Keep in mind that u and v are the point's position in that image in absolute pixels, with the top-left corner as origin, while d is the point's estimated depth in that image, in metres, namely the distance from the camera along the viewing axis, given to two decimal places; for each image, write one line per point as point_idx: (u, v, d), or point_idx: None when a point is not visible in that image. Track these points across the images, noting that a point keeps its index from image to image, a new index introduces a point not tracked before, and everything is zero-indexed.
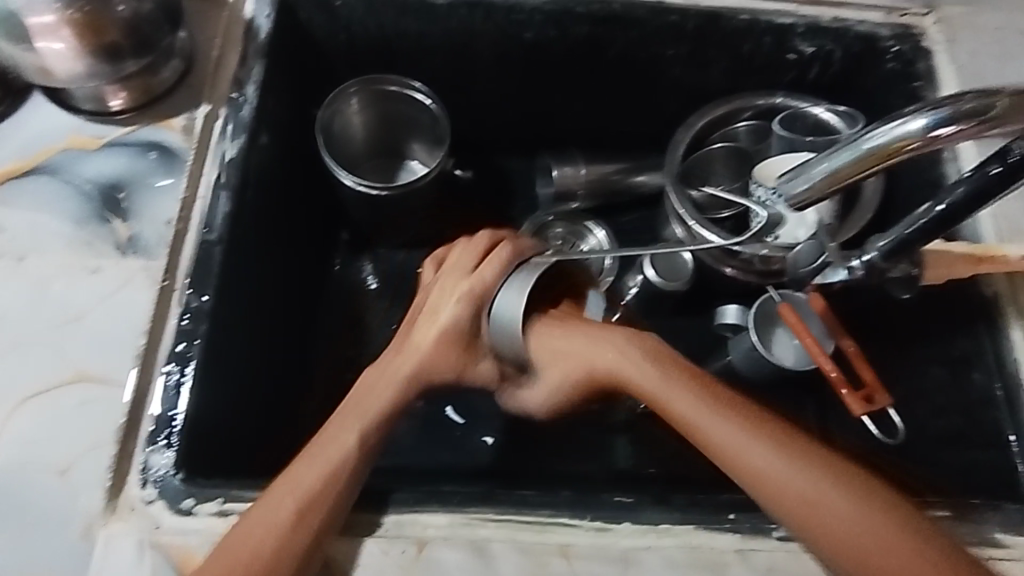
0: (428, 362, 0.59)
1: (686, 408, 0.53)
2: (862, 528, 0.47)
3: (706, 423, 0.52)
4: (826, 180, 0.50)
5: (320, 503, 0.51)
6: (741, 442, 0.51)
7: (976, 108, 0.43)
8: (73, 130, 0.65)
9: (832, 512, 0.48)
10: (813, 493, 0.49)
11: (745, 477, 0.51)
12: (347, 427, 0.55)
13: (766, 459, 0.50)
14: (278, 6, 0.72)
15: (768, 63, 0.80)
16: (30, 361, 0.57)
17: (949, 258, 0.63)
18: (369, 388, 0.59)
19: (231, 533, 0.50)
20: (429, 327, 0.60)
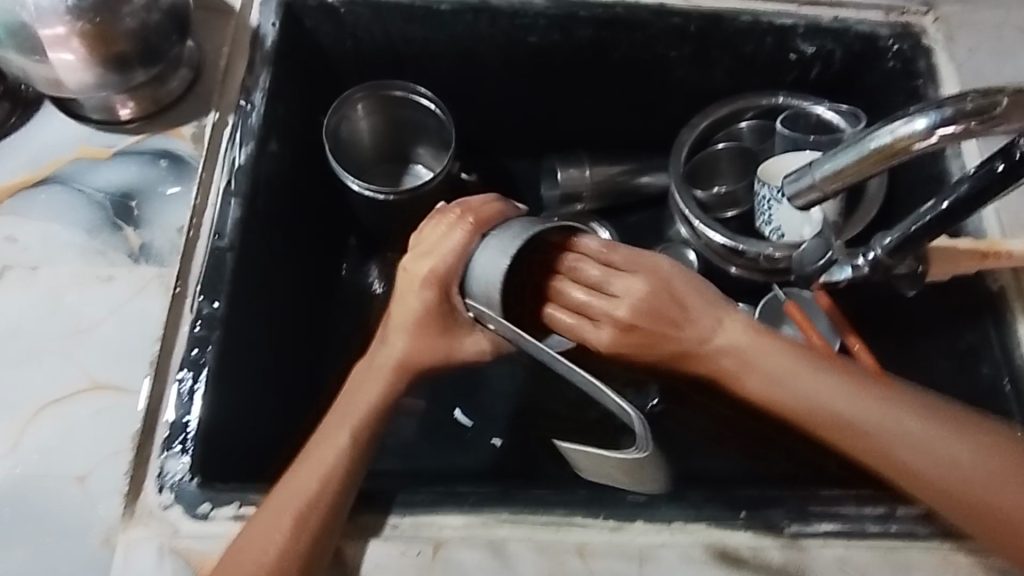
0: (415, 349, 0.61)
1: (707, 328, 0.60)
2: (896, 424, 0.53)
3: (733, 342, 0.59)
4: (829, 180, 0.49)
5: (316, 509, 0.51)
6: (767, 362, 0.58)
7: (979, 107, 0.43)
8: (83, 140, 0.65)
9: (854, 408, 0.54)
10: (841, 399, 0.55)
11: (775, 390, 0.57)
12: (336, 431, 0.56)
13: (790, 371, 0.57)
14: (284, 13, 0.72)
15: (770, 63, 0.80)
16: (46, 369, 0.57)
17: (950, 253, 0.64)
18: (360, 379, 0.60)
19: (236, 544, 0.50)
20: (403, 307, 0.62)
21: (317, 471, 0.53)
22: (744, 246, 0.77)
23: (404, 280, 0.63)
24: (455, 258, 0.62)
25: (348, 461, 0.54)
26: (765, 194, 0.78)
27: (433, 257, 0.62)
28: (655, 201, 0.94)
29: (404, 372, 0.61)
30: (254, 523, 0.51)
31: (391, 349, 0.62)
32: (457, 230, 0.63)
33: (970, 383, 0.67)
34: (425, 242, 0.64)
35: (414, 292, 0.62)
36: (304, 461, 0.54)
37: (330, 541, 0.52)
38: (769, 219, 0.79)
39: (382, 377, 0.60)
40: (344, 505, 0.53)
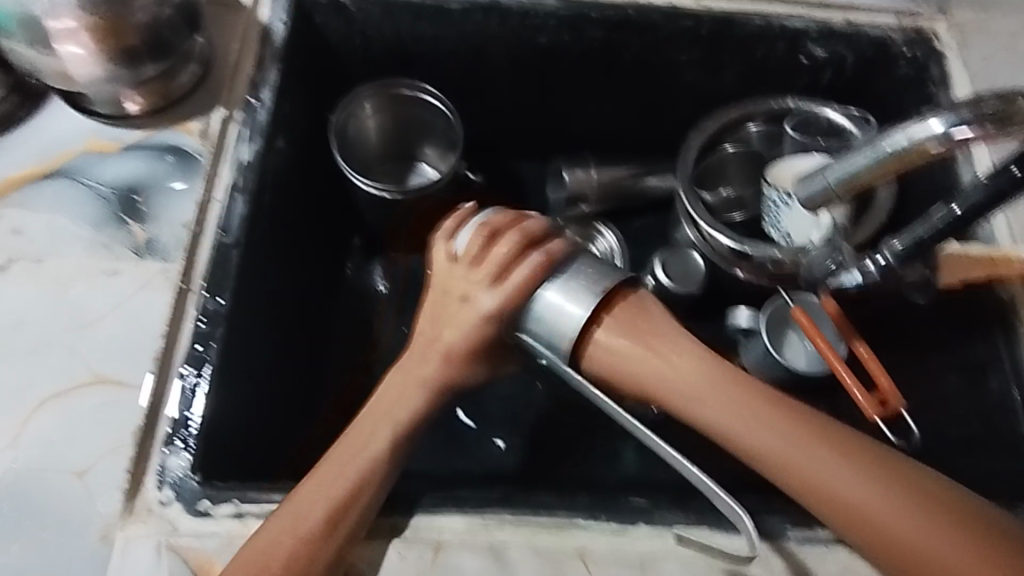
0: (453, 373, 0.58)
1: (697, 396, 0.52)
2: (979, 572, 0.42)
3: (713, 406, 0.51)
4: (843, 184, 0.49)
5: (349, 510, 0.51)
6: (763, 427, 0.49)
7: (997, 111, 0.42)
8: (90, 133, 0.65)
9: (873, 502, 0.46)
10: (846, 485, 0.46)
11: (764, 459, 0.49)
12: (378, 433, 0.55)
13: (776, 440, 0.49)
14: (294, 10, 0.72)
15: (781, 68, 0.80)
16: (48, 363, 0.57)
17: (961, 260, 0.65)
18: (391, 392, 0.57)
19: (258, 539, 0.49)
20: (455, 330, 0.58)
21: (342, 475, 0.52)
22: (752, 251, 0.76)
23: (465, 306, 0.58)
24: (525, 293, 0.56)
25: (379, 468, 0.53)
26: (774, 197, 0.76)
27: (495, 289, 0.57)
28: (662, 205, 0.93)
29: (440, 389, 0.58)
30: (273, 519, 0.50)
31: (427, 362, 0.58)
32: (528, 266, 0.57)
33: (979, 394, 0.66)
34: (492, 266, 0.58)
35: (473, 320, 0.58)
36: (329, 461, 0.53)
37: (356, 537, 0.51)
38: (778, 224, 0.77)
39: (416, 392, 0.57)
40: (376, 502, 0.52)
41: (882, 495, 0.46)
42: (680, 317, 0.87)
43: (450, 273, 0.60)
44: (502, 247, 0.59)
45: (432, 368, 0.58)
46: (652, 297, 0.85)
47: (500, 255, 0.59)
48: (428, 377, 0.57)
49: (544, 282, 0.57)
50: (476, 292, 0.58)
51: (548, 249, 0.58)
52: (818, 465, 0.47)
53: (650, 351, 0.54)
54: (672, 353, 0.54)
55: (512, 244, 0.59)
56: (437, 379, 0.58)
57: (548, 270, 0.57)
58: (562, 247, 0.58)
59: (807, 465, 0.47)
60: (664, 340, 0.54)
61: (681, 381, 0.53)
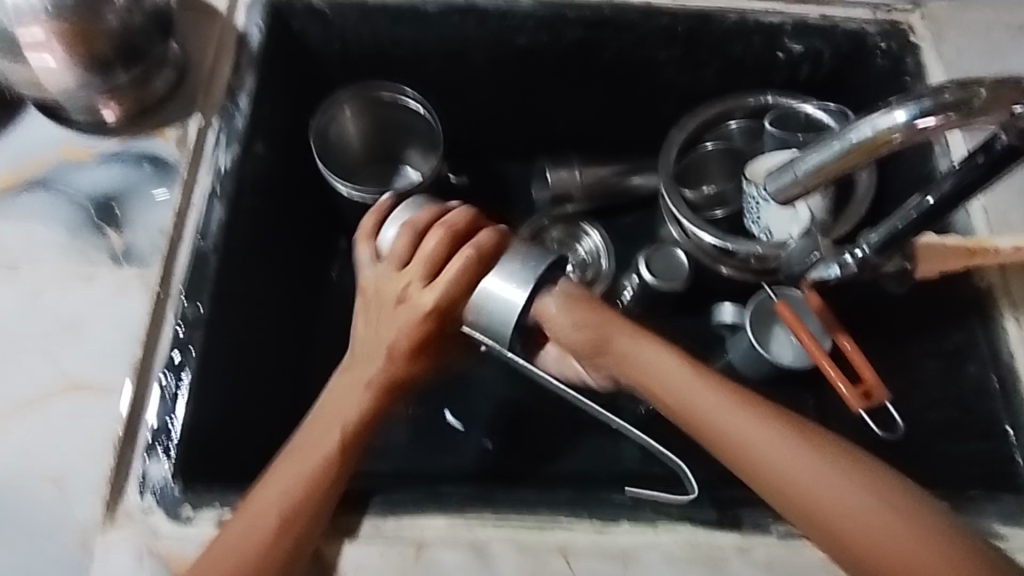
0: (397, 367, 0.60)
1: (712, 415, 0.54)
2: (857, 515, 0.49)
3: (728, 424, 0.54)
4: (812, 174, 0.49)
5: (300, 512, 0.51)
6: (776, 449, 0.52)
7: (957, 99, 0.43)
8: (67, 142, 0.65)
9: (874, 524, 0.49)
10: (852, 507, 0.50)
11: (773, 481, 0.52)
12: (328, 432, 0.56)
13: (787, 462, 0.51)
14: (271, 16, 0.73)
15: (758, 63, 0.80)
16: (27, 371, 0.57)
17: (936, 251, 0.63)
18: (342, 394, 0.59)
19: (216, 544, 0.50)
20: (394, 327, 0.60)
21: (298, 475, 0.53)
22: (733, 246, 0.76)
23: (404, 304, 0.60)
24: (460, 285, 0.59)
25: (333, 465, 0.54)
26: (753, 194, 0.77)
27: (434, 285, 0.59)
28: (645, 202, 0.94)
29: (390, 387, 0.60)
30: (228, 528, 0.51)
31: (372, 360, 0.60)
32: (460, 259, 0.59)
33: (958, 382, 0.67)
34: (425, 265, 0.61)
35: (411, 317, 0.60)
36: (283, 464, 0.54)
37: (313, 536, 0.52)
38: (757, 218, 0.78)
39: (363, 393, 0.59)
40: (332, 500, 0.53)
41: (794, 456, 0.51)
42: (665, 313, 0.88)
43: (385, 275, 0.63)
44: (428, 243, 0.62)
45: (372, 371, 0.59)
46: (636, 294, 0.85)
47: (428, 249, 0.62)
48: (372, 378, 0.59)
49: (478, 273, 0.59)
50: (415, 290, 0.60)
51: (477, 242, 0.60)
52: (739, 426, 0.53)
53: (663, 370, 0.57)
54: (683, 373, 0.56)
55: (439, 242, 0.61)
56: (382, 378, 0.59)
57: (480, 259, 0.59)
58: (494, 237, 0.60)
59: (731, 428, 0.53)
60: (672, 361, 0.57)
61: (696, 398, 0.55)
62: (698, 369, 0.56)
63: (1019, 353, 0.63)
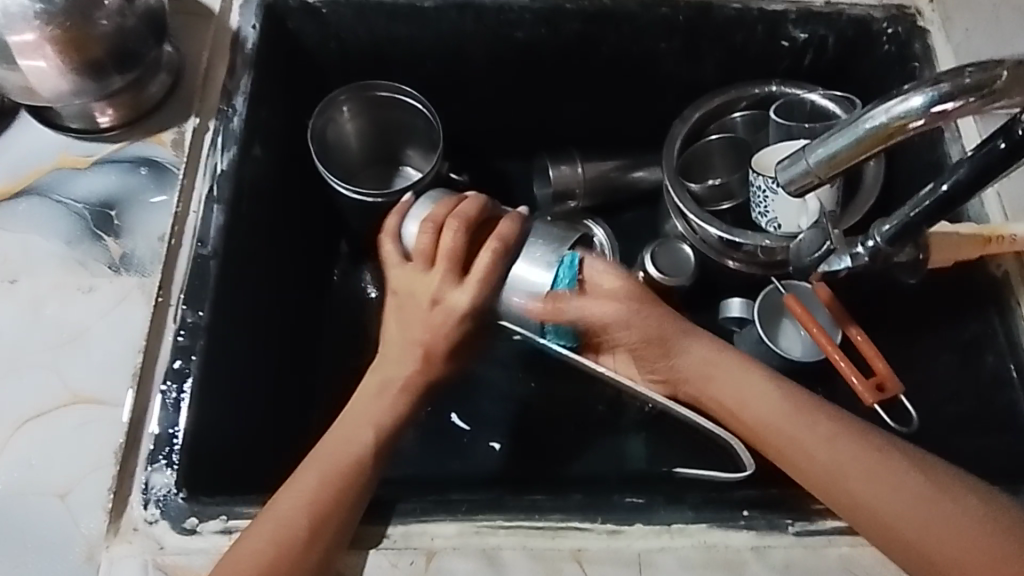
0: (425, 373, 0.64)
1: (758, 413, 0.58)
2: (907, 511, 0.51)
3: (774, 422, 0.57)
4: (824, 165, 0.47)
5: (331, 514, 0.52)
6: (827, 447, 0.54)
7: (977, 82, 0.42)
8: (61, 149, 0.64)
9: (919, 516, 0.51)
10: (903, 503, 0.51)
11: (823, 477, 0.53)
12: (360, 431, 0.58)
13: (833, 457, 0.54)
14: (264, 15, 0.71)
15: (762, 52, 0.79)
16: (27, 384, 0.56)
17: (950, 240, 0.62)
18: (372, 397, 0.61)
19: (233, 554, 0.50)
20: (429, 329, 0.64)
21: (321, 480, 0.53)
22: (741, 240, 0.75)
23: (436, 305, 0.65)
24: (486, 282, 0.65)
25: (357, 477, 0.54)
26: (760, 185, 0.76)
27: (461, 283, 0.65)
28: (649, 197, 0.92)
29: (414, 389, 0.63)
30: (252, 532, 0.50)
31: (404, 364, 0.64)
32: (488, 252, 0.65)
33: (975, 374, 0.65)
34: (452, 263, 0.66)
35: (444, 317, 0.65)
36: (311, 465, 0.55)
37: (339, 544, 0.51)
38: (765, 211, 0.77)
39: (394, 398, 0.62)
40: (360, 507, 0.53)
41: (849, 456, 0.54)
42: (672, 309, 0.86)
43: (411, 275, 0.67)
44: (447, 239, 0.66)
45: (402, 376, 0.63)
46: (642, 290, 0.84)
47: (450, 243, 0.66)
48: (400, 382, 0.62)
49: (506, 266, 0.65)
50: (445, 288, 0.65)
51: (498, 233, 0.65)
52: (796, 427, 0.56)
53: (706, 374, 0.61)
54: (728, 375, 0.60)
55: (453, 236, 0.66)
56: (411, 382, 0.63)
57: (506, 249, 0.65)
58: (513, 228, 0.66)
59: (787, 427, 0.56)
60: (709, 361, 0.62)
61: (741, 393, 0.59)
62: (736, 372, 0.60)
63: None
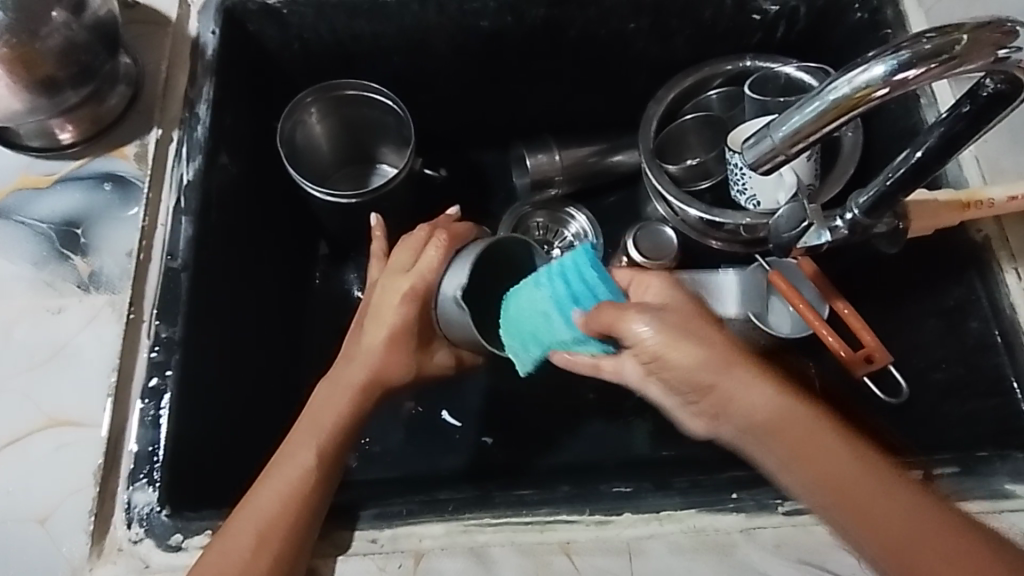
0: (383, 365, 0.62)
1: (811, 438, 0.47)
2: (900, 525, 0.44)
3: (822, 444, 0.47)
4: (789, 140, 0.46)
5: (280, 522, 0.50)
6: (826, 450, 0.47)
7: (938, 47, 0.41)
8: (22, 169, 0.63)
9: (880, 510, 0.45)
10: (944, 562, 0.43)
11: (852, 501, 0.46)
12: (305, 445, 0.55)
13: (820, 449, 0.47)
14: (222, 19, 0.70)
15: (733, 27, 0.78)
16: (2, 410, 0.55)
17: (929, 207, 0.61)
18: (326, 398, 0.60)
19: (210, 554, 0.49)
20: (376, 325, 0.63)
21: (276, 491, 0.52)
22: (721, 219, 0.74)
23: (384, 298, 0.63)
24: (430, 277, 0.60)
25: (311, 478, 0.53)
26: (736, 163, 0.75)
27: (406, 277, 0.62)
28: (629, 180, 0.91)
29: (370, 386, 0.61)
30: (216, 547, 0.50)
31: (358, 364, 0.62)
32: (435, 248, 0.60)
33: (959, 340, 0.65)
34: (404, 262, 0.63)
35: (390, 309, 0.62)
36: (263, 486, 0.53)
37: (306, 544, 0.51)
38: (743, 188, 0.76)
39: (347, 396, 0.60)
40: (322, 509, 0.52)
41: (834, 457, 0.47)
42: None
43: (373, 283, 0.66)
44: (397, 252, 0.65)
45: (354, 371, 0.61)
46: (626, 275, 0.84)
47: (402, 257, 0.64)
48: (357, 380, 0.61)
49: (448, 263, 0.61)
50: (391, 284, 0.63)
51: (449, 231, 0.62)
52: (804, 426, 0.48)
53: (740, 386, 0.49)
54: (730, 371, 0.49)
55: (418, 241, 0.64)
56: (365, 377, 0.61)
57: (450, 245, 0.60)
58: (468, 227, 0.64)
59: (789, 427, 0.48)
60: (752, 377, 0.49)
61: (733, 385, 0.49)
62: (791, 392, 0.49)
63: (1020, 304, 0.60)
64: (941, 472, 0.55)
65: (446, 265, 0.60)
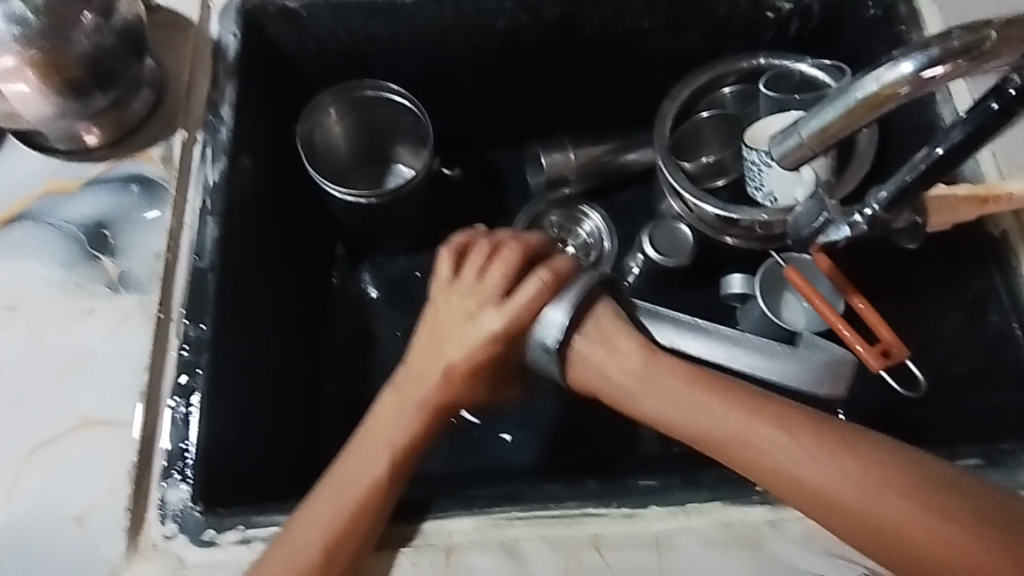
0: (452, 395, 0.58)
1: (741, 432, 0.50)
2: (881, 508, 0.45)
3: (741, 429, 0.50)
4: (817, 137, 0.47)
5: (349, 538, 0.51)
6: (782, 445, 0.48)
7: (966, 45, 0.41)
8: (50, 173, 0.64)
9: (848, 490, 0.46)
10: (895, 516, 0.45)
11: (776, 475, 0.48)
12: (378, 459, 0.55)
13: (775, 449, 0.48)
14: (243, 22, 0.70)
15: (747, 24, 0.78)
16: (35, 410, 0.56)
17: (948, 201, 0.61)
18: (389, 415, 0.58)
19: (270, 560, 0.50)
20: (456, 347, 0.58)
21: (336, 513, 0.51)
22: (737, 216, 0.75)
23: (468, 325, 0.58)
24: (528, 316, 0.57)
25: (377, 498, 0.53)
26: (753, 160, 0.75)
27: (499, 311, 0.57)
28: (643, 177, 0.92)
29: (436, 412, 0.58)
30: (271, 556, 0.50)
31: (425, 381, 0.58)
32: (536, 284, 0.57)
33: (979, 333, 0.65)
34: (493, 287, 0.59)
35: (477, 338, 0.58)
36: (322, 494, 0.53)
37: (366, 550, 0.52)
38: (760, 184, 0.76)
39: (416, 415, 0.58)
40: (381, 523, 0.53)
41: (793, 451, 0.48)
42: (673, 288, 0.86)
43: (442, 296, 0.60)
44: (468, 259, 0.61)
45: (423, 391, 0.58)
46: (643, 271, 0.85)
47: (490, 276, 0.59)
48: (422, 401, 0.58)
49: (547, 303, 0.57)
50: (478, 312, 0.58)
51: (553, 267, 0.58)
52: (754, 433, 0.49)
53: (673, 390, 0.53)
54: (682, 393, 0.53)
55: (510, 265, 0.59)
56: (432, 401, 0.58)
57: (554, 285, 0.57)
58: (570, 263, 0.59)
59: (749, 438, 0.49)
60: (682, 381, 0.53)
61: (685, 411, 0.52)
62: (717, 388, 0.52)
63: None
64: (966, 463, 0.55)
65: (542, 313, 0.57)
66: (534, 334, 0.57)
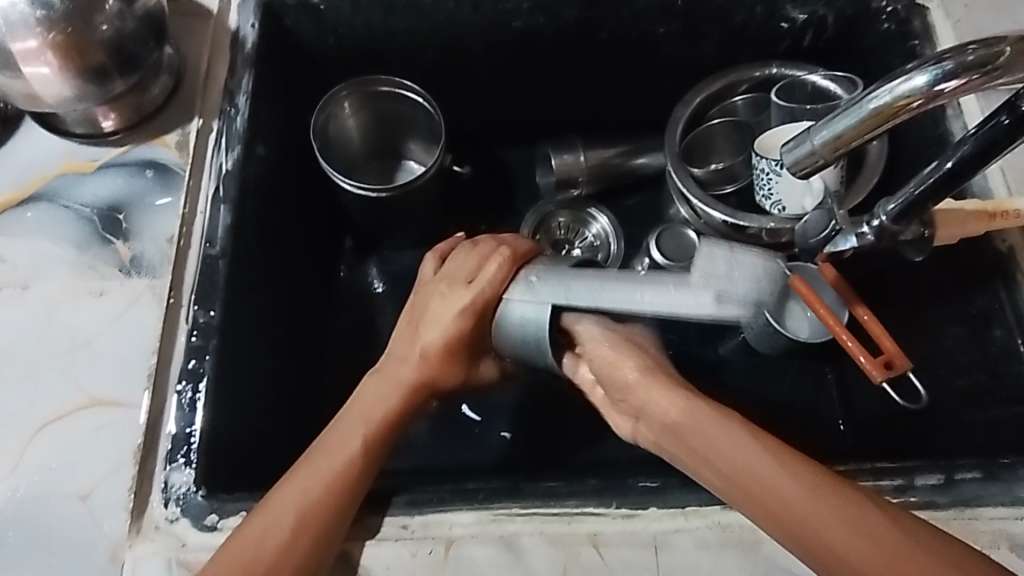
0: (432, 373, 0.59)
1: (698, 441, 0.49)
2: (813, 515, 0.44)
3: (687, 425, 0.50)
4: (830, 145, 0.47)
5: (320, 513, 0.51)
6: (730, 440, 0.48)
7: (980, 59, 0.41)
8: (66, 155, 0.64)
9: (785, 487, 0.46)
10: (833, 523, 0.44)
11: (727, 474, 0.48)
12: (353, 433, 0.55)
13: (722, 449, 0.48)
14: (262, 13, 0.71)
15: (761, 33, 0.79)
16: (43, 389, 0.57)
17: (956, 216, 0.61)
18: (373, 393, 0.58)
19: (247, 523, 0.50)
20: (434, 327, 0.59)
21: (314, 477, 0.52)
22: (746, 222, 0.75)
23: (445, 302, 0.59)
24: (495, 290, 0.57)
25: (352, 473, 0.53)
26: (764, 167, 0.76)
27: (469, 287, 0.58)
28: (651, 182, 0.92)
29: (419, 389, 0.59)
30: (249, 521, 0.51)
31: (406, 362, 0.59)
32: (497, 262, 0.58)
33: (982, 348, 0.65)
34: (464, 272, 0.60)
35: (451, 315, 0.58)
36: (302, 465, 0.53)
37: (339, 533, 0.52)
38: (770, 193, 0.77)
39: (394, 393, 0.58)
40: (355, 501, 0.53)
41: (751, 455, 0.47)
42: None
43: (430, 283, 0.62)
44: (453, 261, 0.62)
45: (403, 369, 0.59)
46: (649, 275, 0.85)
47: (469, 268, 0.60)
48: (407, 380, 0.58)
49: (512, 280, 0.57)
50: (453, 294, 0.59)
51: (514, 246, 0.59)
52: (706, 426, 0.49)
53: (653, 398, 0.52)
54: (650, 391, 0.52)
55: (481, 251, 0.60)
56: (415, 378, 0.59)
57: (515, 261, 0.58)
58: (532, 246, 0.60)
59: (695, 432, 0.49)
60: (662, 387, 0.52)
61: (649, 402, 0.52)
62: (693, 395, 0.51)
63: None
64: (966, 477, 0.55)
65: (506, 292, 0.57)
66: (505, 308, 0.56)
